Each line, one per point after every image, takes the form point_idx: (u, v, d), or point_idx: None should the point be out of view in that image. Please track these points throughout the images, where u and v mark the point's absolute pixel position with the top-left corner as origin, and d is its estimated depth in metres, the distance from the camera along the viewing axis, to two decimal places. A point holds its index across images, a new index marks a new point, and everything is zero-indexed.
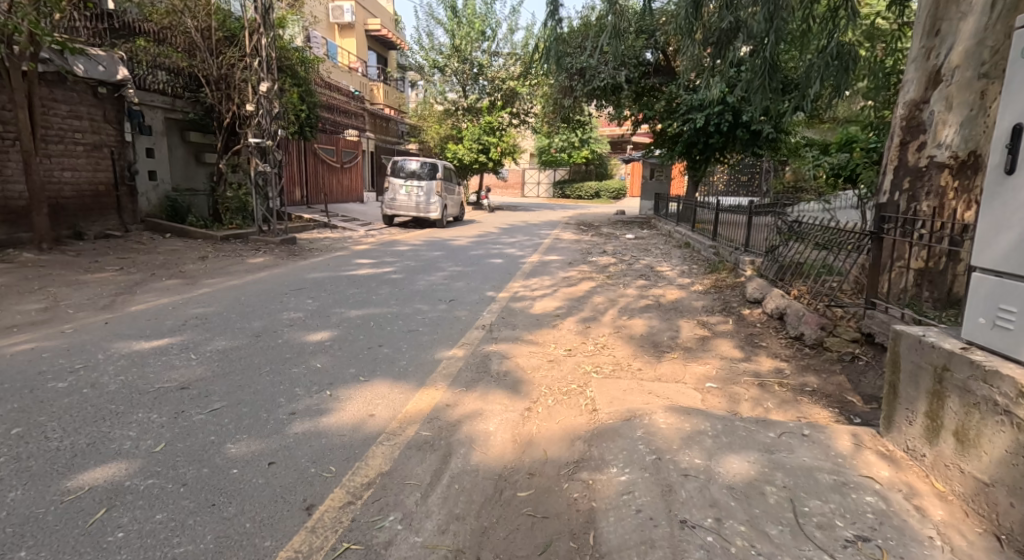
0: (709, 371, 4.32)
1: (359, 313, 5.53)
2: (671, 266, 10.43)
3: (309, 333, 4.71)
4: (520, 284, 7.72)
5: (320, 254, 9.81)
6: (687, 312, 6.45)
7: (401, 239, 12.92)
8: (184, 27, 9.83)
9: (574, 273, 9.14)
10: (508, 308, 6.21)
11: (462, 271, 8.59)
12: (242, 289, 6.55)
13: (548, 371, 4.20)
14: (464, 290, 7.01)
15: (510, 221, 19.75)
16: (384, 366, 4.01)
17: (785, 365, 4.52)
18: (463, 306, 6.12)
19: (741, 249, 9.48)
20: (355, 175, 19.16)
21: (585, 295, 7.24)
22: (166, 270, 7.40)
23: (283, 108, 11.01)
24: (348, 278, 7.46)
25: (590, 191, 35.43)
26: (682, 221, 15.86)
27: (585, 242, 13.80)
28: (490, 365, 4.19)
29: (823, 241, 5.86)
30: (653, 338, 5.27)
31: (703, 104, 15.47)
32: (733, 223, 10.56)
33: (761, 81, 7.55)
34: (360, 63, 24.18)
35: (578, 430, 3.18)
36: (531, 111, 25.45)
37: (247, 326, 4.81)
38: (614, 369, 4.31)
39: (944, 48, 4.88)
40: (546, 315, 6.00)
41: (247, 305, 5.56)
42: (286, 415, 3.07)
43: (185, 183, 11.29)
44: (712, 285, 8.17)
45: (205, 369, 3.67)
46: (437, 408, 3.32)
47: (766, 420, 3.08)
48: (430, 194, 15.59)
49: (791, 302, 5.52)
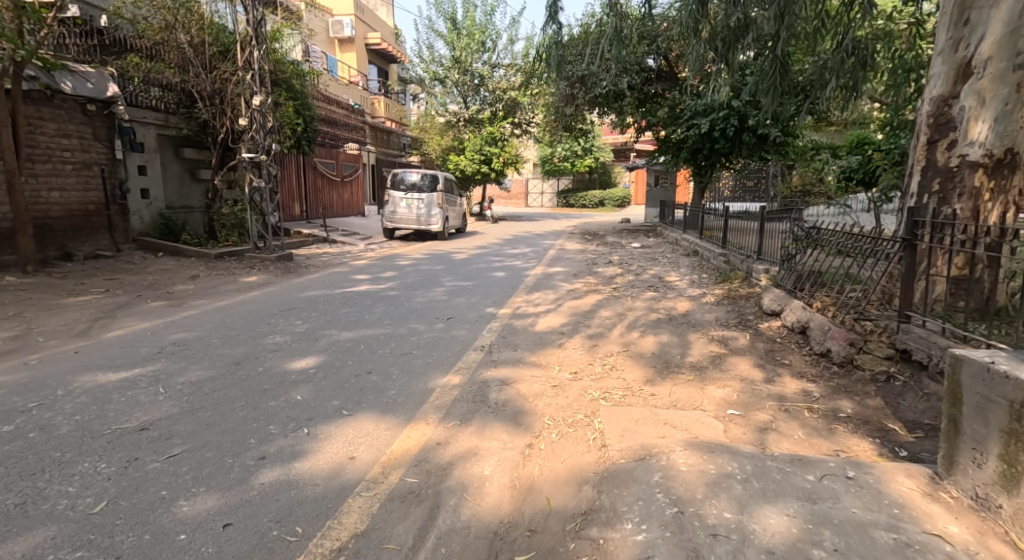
0: (730, 395, 3.93)
1: (350, 335, 5.18)
2: (680, 275, 10.02)
3: (294, 360, 4.36)
4: (522, 299, 7.36)
5: (316, 270, 9.51)
6: (700, 326, 6.05)
7: (401, 252, 12.60)
8: (178, 43, 9.63)
9: (580, 285, 8.78)
10: (510, 326, 5.84)
11: (462, 285, 8.25)
12: (230, 311, 6.21)
13: (552, 398, 3.83)
14: (463, 307, 6.66)
15: (514, 232, 19.42)
16: (371, 397, 3.65)
17: (813, 386, 4.13)
18: (461, 325, 5.75)
19: (753, 256, 9.08)
20: (356, 188, 18.93)
21: (590, 310, 6.86)
22: (154, 291, 7.10)
23: (278, 122, 10.74)
24: (342, 296, 7.12)
25: (594, 199, 35.09)
26: (690, 227, 15.47)
27: (590, 252, 13.44)
28: (488, 393, 3.82)
29: (843, 248, 5.49)
30: (665, 356, 4.88)
31: (708, 109, 15.16)
32: (743, 229, 10.16)
33: (773, 82, 7.17)
34: (360, 76, 24.08)
35: (585, 470, 2.80)
36: (533, 121, 25.25)
37: (227, 352, 4.47)
38: (624, 395, 3.92)
39: (974, 38, 4.50)
40: (549, 333, 5.62)
41: (232, 329, 5.23)
42: (255, 460, 2.71)
43: (180, 201, 11.04)
44: (725, 295, 7.77)
45: (173, 406, 3.32)
46: (426, 448, 2.96)
47: (802, 458, 2.69)
48: (431, 206, 15.30)
49: (812, 315, 5.13)
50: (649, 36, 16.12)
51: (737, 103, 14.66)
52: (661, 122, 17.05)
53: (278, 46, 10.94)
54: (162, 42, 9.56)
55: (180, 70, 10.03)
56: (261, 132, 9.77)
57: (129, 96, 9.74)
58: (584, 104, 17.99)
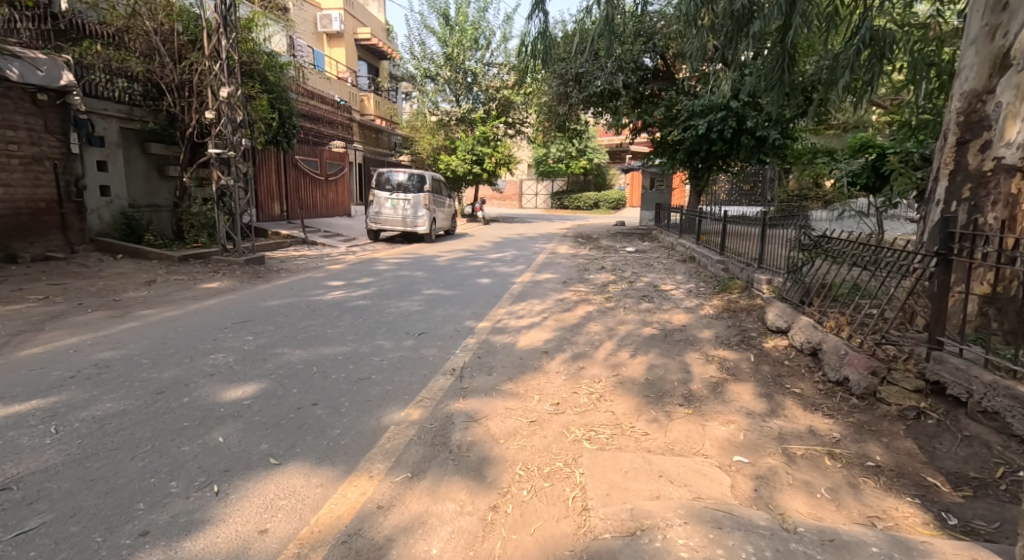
0: (735, 434, 3.34)
1: (304, 355, 4.56)
2: (676, 283, 9.45)
3: (230, 387, 3.74)
4: (504, 310, 6.74)
5: (287, 275, 8.88)
6: (699, 343, 5.47)
7: (382, 256, 11.98)
8: (144, 29, 8.99)
9: (570, 294, 8.19)
10: (487, 343, 5.23)
11: (441, 294, 7.65)
12: (177, 322, 5.57)
13: (527, 441, 3.23)
14: (439, 320, 6.07)
15: (504, 234, 18.83)
16: (310, 438, 3.05)
17: (831, 422, 3.55)
18: (432, 342, 5.15)
19: (755, 264, 8.54)
20: (341, 188, 18.32)
21: (579, 324, 6.26)
22: (99, 300, 6.47)
23: (249, 115, 10.05)
24: (307, 306, 6.50)
25: (589, 201, 34.63)
26: (686, 232, 14.94)
27: (582, 257, 12.88)
28: (450, 434, 3.22)
29: (858, 259, 4.95)
30: (660, 383, 4.29)
31: (706, 110, 14.67)
32: (743, 235, 9.61)
33: (782, 77, 6.55)
34: (349, 73, 23.47)
35: (560, 548, 2.23)
36: (527, 121, 24.69)
37: (152, 377, 3.85)
38: (612, 435, 3.33)
39: (1014, 25, 3.95)
40: (530, 352, 5.03)
41: (169, 346, 4.60)
42: (132, 539, 2.11)
43: (146, 199, 10.39)
44: (725, 308, 7.20)
45: (57, 453, 2.71)
46: (362, 515, 2.37)
47: (835, 539, 2.11)
48: (417, 207, 14.66)
49: (826, 336, 4.55)
50: (646, 33, 15.61)
51: (736, 103, 14.17)
52: (658, 123, 16.50)
53: (252, 34, 10.24)
54: (127, 29, 8.98)
55: (146, 60, 9.35)
56: (230, 126, 9.12)
57: (86, 84, 9.08)
58: (577, 104, 17.39)
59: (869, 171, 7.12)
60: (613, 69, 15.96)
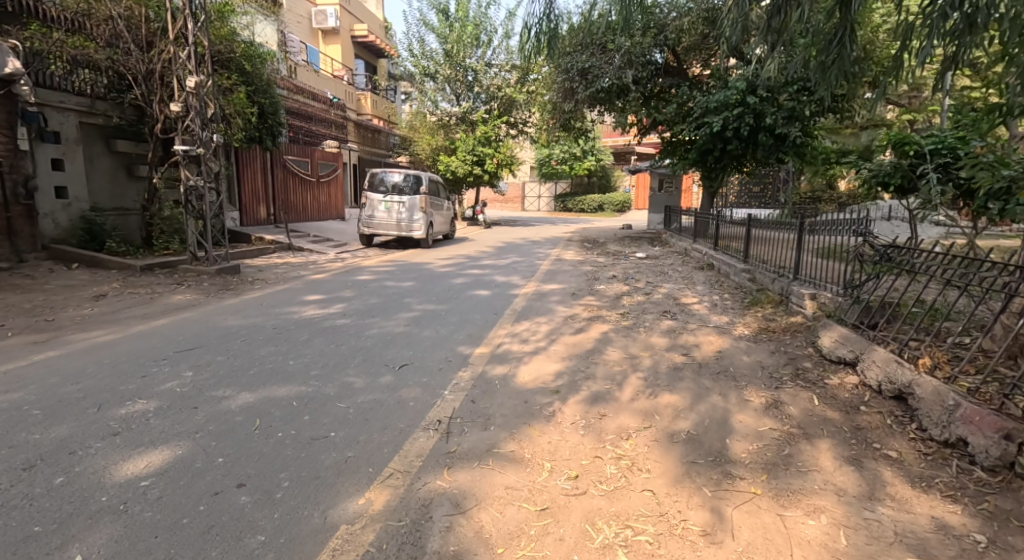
0: (832, 536, 2.37)
1: (249, 400, 3.56)
2: (697, 295, 8.46)
3: (131, 456, 2.74)
4: (506, 331, 5.74)
5: (261, 286, 7.92)
6: (743, 378, 4.47)
7: (371, 263, 11.05)
8: (106, 14, 8.07)
9: (580, 309, 7.21)
10: (483, 379, 4.25)
11: (433, 310, 6.68)
12: (107, 349, 4.57)
13: (536, 548, 2.25)
14: (428, 345, 5.10)
15: (505, 239, 17.83)
16: (214, 556, 2.06)
17: (958, 512, 2.57)
18: (415, 378, 4.16)
19: (789, 275, 7.59)
20: (334, 190, 17.40)
21: (596, 349, 5.24)
22: (29, 320, 5.50)
23: (222, 109, 9.04)
24: (273, 327, 5.51)
25: (592, 204, 33.69)
26: (700, 236, 13.94)
27: (590, 264, 11.90)
28: (428, 541, 2.24)
29: (948, 277, 4.01)
30: (710, 440, 3.29)
31: (720, 106, 13.58)
32: (770, 241, 8.63)
33: (839, 64, 5.33)
34: (345, 70, 22.65)
35: None
36: (530, 120, 23.70)
37: (30, 440, 2.85)
38: (657, 538, 2.35)
39: None
40: (538, 392, 4.02)
41: (80, 388, 3.62)
42: None
43: (111, 201, 9.45)
44: (761, 327, 6.21)
45: None
46: None
47: None
48: (413, 210, 13.70)
49: (918, 377, 3.55)
50: (655, 26, 14.66)
51: (753, 99, 13.15)
52: (668, 121, 15.48)
53: (227, 21, 9.18)
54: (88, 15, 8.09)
55: (108, 48, 8.44)
56: (199, 120, 8.08)
57: (38, 74, 8.13)
58: (583, 101, 16.13)
59: (902, 170, 5.77)
60: (620, 64, 14.99)
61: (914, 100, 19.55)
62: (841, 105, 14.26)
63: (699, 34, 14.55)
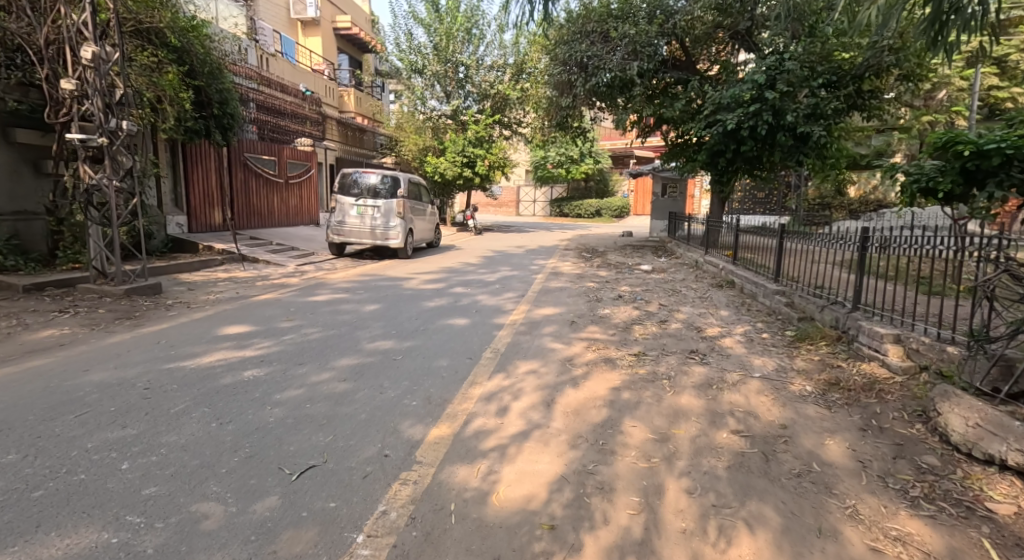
0: None
1: None
2: (724, 325, 6.83)
3: None
4: (480, 391, 4.09)
5: (177, 312, 6.25)
6: (848, 491, 2.82)
7: (335, 278, 9.40)
8: None
9: (582, 346, 5.57)
10: (432, 501, 2.58)
11: (387, 351, 5.02)
12: None
13: None
14: (362, 420, 3.44)
15: (495, 247, 16.13)
16: None
17: None
18: (316, 504, 2.50)
19: (844, 304, 5.97)
20: (306, 192, 15.74)
21: (608, 426, 3.57)
22: None
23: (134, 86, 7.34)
24: (144, 386, 3.81)
25: (590, 209, 32.13)
26: (711, 246, 12.38)
27: (590, 280, 10.28)
28: None
29: None
30: None
31: (734, 101, 11.94)
32: (808, 257, 7.03)
33: None
34: (326, 64, 20.99)
35: None
36: (524, 121, 21.97)
37: None
38: None
39: None
40: (517, 534, 2.37)
41: None
42: None
43: (8, 203, 7.70)
44: (828, 380, 4.58)
45: None
46: None
47: None
48: (389, 215, 12.03)
49: None
50: (662, 14, 13.01)
51: (772, 94, 11.28)
52: (675, 119, 13.90)
53: None
54: None
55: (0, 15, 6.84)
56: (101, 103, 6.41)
57: None
58: (583, 96, 14.47)
59: (954, 171, 4.21)
60: (625, 55, 13.18)
61: (933, 101, 18.24)
62: (868, 102, 12.70)
63: (712, 23, 12.96)
